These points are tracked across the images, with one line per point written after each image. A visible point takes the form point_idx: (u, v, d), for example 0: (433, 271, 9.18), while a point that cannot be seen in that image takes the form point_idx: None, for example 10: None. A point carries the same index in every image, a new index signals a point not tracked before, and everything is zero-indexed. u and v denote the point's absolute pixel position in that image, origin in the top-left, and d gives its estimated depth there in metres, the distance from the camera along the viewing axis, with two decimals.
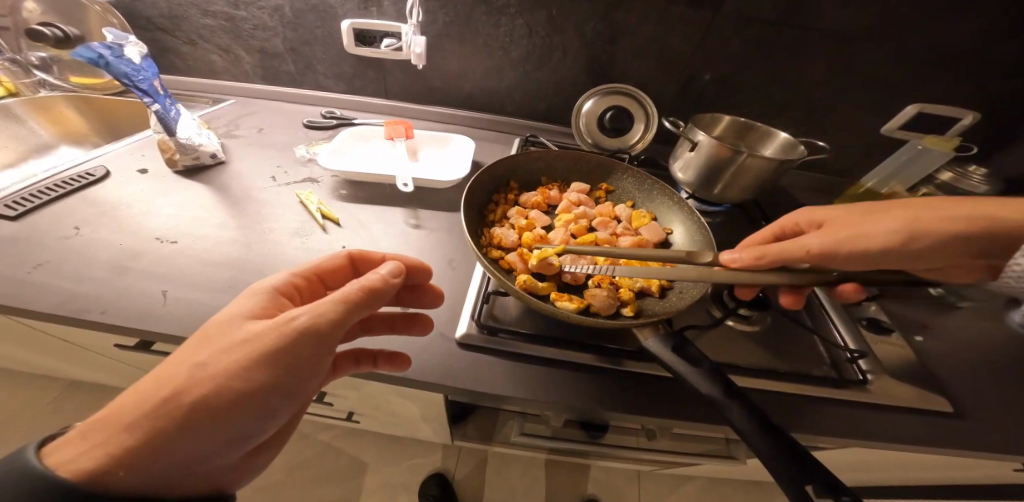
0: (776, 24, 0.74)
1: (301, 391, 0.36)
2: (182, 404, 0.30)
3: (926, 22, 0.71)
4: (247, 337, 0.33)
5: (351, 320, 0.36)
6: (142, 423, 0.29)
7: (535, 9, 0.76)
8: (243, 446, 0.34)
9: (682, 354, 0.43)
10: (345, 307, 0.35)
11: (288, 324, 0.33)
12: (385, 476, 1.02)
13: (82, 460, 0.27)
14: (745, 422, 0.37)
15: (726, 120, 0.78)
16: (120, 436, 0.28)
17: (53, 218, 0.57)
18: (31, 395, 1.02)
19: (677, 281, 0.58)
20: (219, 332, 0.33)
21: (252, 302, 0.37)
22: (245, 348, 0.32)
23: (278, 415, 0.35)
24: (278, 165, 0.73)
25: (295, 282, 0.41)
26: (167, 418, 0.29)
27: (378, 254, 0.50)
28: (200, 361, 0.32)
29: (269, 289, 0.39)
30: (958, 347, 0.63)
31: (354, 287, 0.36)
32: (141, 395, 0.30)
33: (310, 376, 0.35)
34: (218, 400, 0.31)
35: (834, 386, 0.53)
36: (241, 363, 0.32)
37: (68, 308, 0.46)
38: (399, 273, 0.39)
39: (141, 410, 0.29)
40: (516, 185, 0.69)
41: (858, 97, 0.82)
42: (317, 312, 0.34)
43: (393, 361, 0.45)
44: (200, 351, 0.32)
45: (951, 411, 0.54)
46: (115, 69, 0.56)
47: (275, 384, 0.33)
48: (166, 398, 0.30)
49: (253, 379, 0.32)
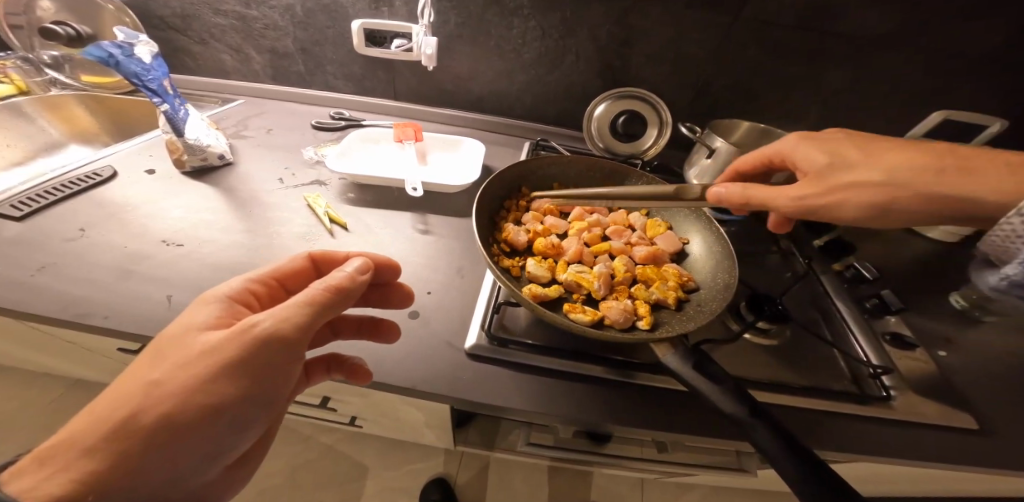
0: (797, 27, 0.72)
1: (272, 400, 0.35)
2: (143, 424, 0.29)
3: (955, 27, 0.68)
4: (205, 349, 0.31)
5: (318, 323, 0.35)
6: (102, 446, 0.28)
7: (549, 11, 0.75)
8: (221, 459, 0.34)
9: (702, 372, 0.41)
10: (309, 310, 0.34)
11: (249, 331, 0.32)
12: (387, 481, 1.01)
13: (46, 487, 0.26)
14: (772, 444, 0.35)
15: (745, 126, 0.76)
16: (82, 460, 0.27)
17: (57, 219, 0.56)
18: (39, 392, 1.02)
19: (694, 294, 0.56)
20: (172, 346, 0.32)
21: (206, 312, 0.35)
22: (205, 360, 0.31)
23: (250, 426, 0.35)
24: (285, 167, 0.72)
25: (251, 288, 0.39)
26: (128, 440, 0.28)
27: (342, 253, 0.48)
28: (156, 378, 0.30)
29: (224, 297, 0.37)
30: (986, 365, 0.61)
31: (318, 289, 0.35)
32: (95, 418, 0.29)
33: (279, 384, 0.34)
34: (183, 416, 0.30)
35: (858, 402, 0.50)
36: (202, 376, 0.30)
37: (69, 312, 0.45)
38: (366, 270, 0.40)
39: (99, 434, 0.28)
40: (528, 192, 0.67)
41: (879, 103, 0.80)
42: (280, 317, 0.33)
43: (356, 372, 0.43)
44: (155, 368, 0.31)
45: (978, 429, 0.52)
46: (124, 69, 0.55)
47: (242, 395, 0.32)
48: (122, 421, 0.28)
49: (217, 392, 0.31)
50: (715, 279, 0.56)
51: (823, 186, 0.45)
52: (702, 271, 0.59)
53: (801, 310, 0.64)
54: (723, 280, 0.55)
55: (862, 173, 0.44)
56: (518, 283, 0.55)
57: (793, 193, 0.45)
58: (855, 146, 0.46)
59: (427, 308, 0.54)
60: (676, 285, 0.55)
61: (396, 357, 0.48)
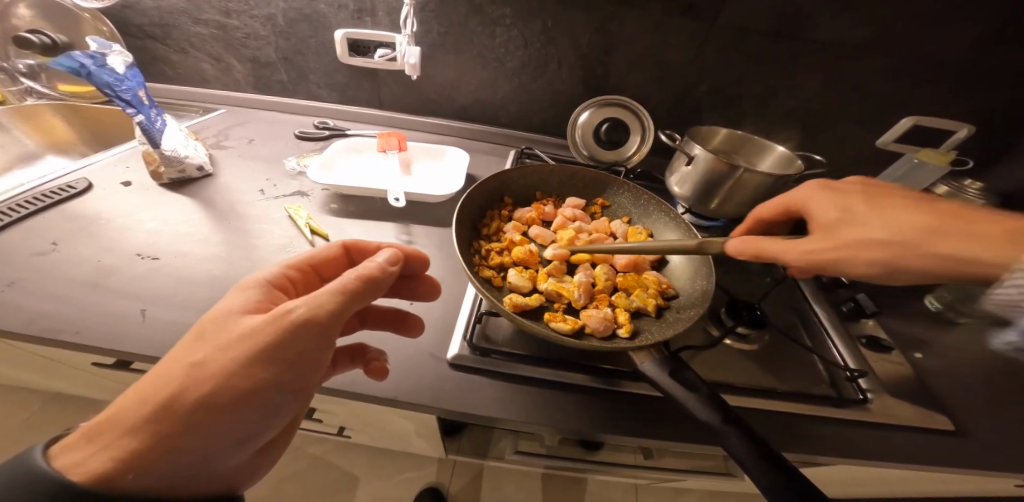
0: (773, 36, 0.74)
1: (303, 387, 0.34)
2: (186, 403, 0.28)
3: (922, 35, 0.71)
4: (243, 334, 0.31)
5: (351, 311, 0.35)
6: (147, 423, 0.27)
7: (531, 21, 0.76)
8: (251, 444, 0.34)
9: (679, 379, 0.41)
10: (343, 297, 0.34)
11: (284, 317, 0.32)
12: (377, 492, 1.00)
13: (92, 462, 0.26)
14: (743, 450, 0.36)
15: (722, 133, 0.77)
16: (125, 438, 0.27)
17: (30, 234, 0.55)
18: (12, 407, 0.98)
19: (674, 301, 0.57)
20: (215, 329, 0.32)
21: (245, 298, 0.35)
22: (244, 344, 0.31)
23: (281, 412, 0.34)
24: (266, 178, 0.71)
25: (289, 275, 0.39)
26: (172, 420, 0.28)
27: (374, 242, 0.48)
28: (198, 359, 0.30)
29: (262, 284, 0.37)
30: (959, 365, 0.63)
31: (351, 277, 0.35)
32: (142, 395, 0.28)
33: (310, 372, 0.34)
34: (222, 399, 0.29)
35: (834, 405, 0.51)
36: (241, 359, 0.30)
37: (40, 329, 0.44)
38: (395, 261, 0.39)
39: (143, 413, 0.28)
40: (510, 201, 0.68)
41: (854, 110, 0.82)
42: (314, 304, 0.33)
43: (375, 368, 0.43)
44: (199, 349, 0.31)
45: (953, 430, 0.53)
46: (96, 79, 0.54)
47: (276, 381, 0.32)
48: (166, 400, 0.28)
49: (255, 375, 0.30)
50: (693, 287, 0.57)
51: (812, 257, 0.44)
52: (681, 279, 0.60)
53: (780, 317, 0.65)
54: (700, 288, 0.56)
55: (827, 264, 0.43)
56: (498, 293, 0.55)
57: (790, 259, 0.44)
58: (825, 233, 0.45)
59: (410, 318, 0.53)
60: (656, 293, 0.56)
61: None
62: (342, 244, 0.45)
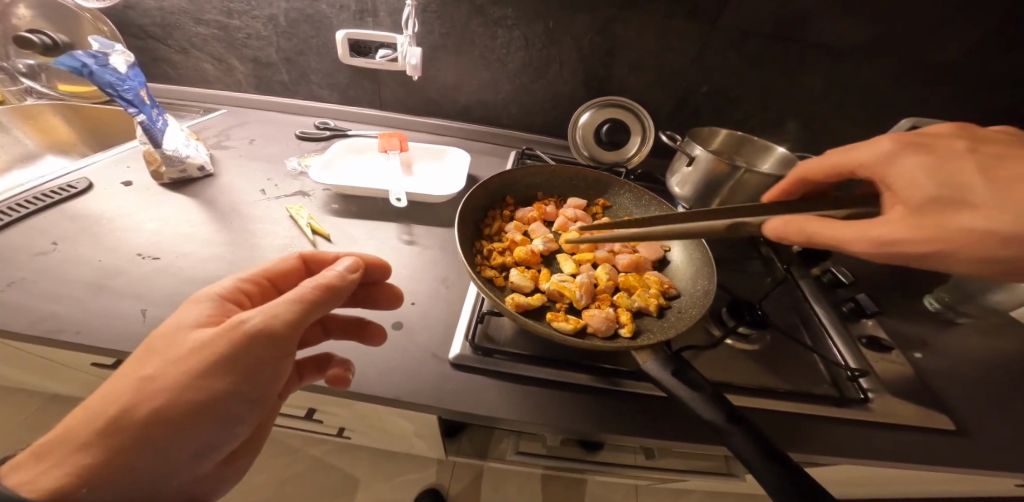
0: (774, 38, 0.74)
1: (262, 396, 0.34)
2: (137, 417, 0.28)
3: (923, 37, 0.71)
4: (194, 347, 0.31)
5: (308, 320, 0.35)
6: (96, 440, 0.27)
7: (533, 22, 0.76)
8: (212, 455, 0.33)
9: (682, 379, 0.41)
10: (299, 306, 0.34)
11: (237, 328, 0.31)
12: (377, 495, 0.99)
13: (43, 480, 0.26)
14: (748, 449, 0.36)
15: (723, 134, 0.77)
16: (77, 455, 0.27)
17: (30, 234, 0.55)
18: (9, 409, 0.98)
19: (675, 301, 0.57)
20: (166, 344, 0.31)
21: (197, 310, 0.34)
22: (196, 356, 0.30)
23: (241, 421, 0.34)
24: (268, 178, 0.71)
25: (244, 287, 0.39)
26: (124, 434, 0.28)
27: (333, 252, 0.48)
28: (147, 374, 0.30)
29: (216, 296, 0.36)
30: (960, 365, 0.63)
31: (308, 286, 0.35)
32: (88, 414, 0.28)
33: (268, 380, 0.33)
34: (174, 412, 0.29)
35: (836, 404, 0.51)
36: (194, 372, 0.30)
37: (40, 329, 0.44)
38: (356, 268, 0.39)
39: (91, 429, 0.27)
40: (512, 201, 0.68)
41: (854, 112, 0.83)
42: (270, 313, 0.32)
43: (336, 377, 0.42)
44: (149, 364, 0.30)
45: (954, 429, 0.53)
46: (98, 79, 0.54)
47: (232, 392, 0.32)
48: (115, 416, 0.28)
49: (209, 387, 0.30)
50: (695, 286, 0.58)
51: (918, 225, 0.36)
52: (683, 279, 0.60)
53: (782, 316, 0.65)
54: (702, 287, 0.56)
55: (974, 215, 0.35)
56: (501, 293, 0.55)
57: (877, 235, 0.36)
58: (993, 168, 0.37)
59: (412, 318, 0.54)
60: (658, 292, 0.56)
61: (385, 368, 0.47)
62: (300, 257, 0.44)
